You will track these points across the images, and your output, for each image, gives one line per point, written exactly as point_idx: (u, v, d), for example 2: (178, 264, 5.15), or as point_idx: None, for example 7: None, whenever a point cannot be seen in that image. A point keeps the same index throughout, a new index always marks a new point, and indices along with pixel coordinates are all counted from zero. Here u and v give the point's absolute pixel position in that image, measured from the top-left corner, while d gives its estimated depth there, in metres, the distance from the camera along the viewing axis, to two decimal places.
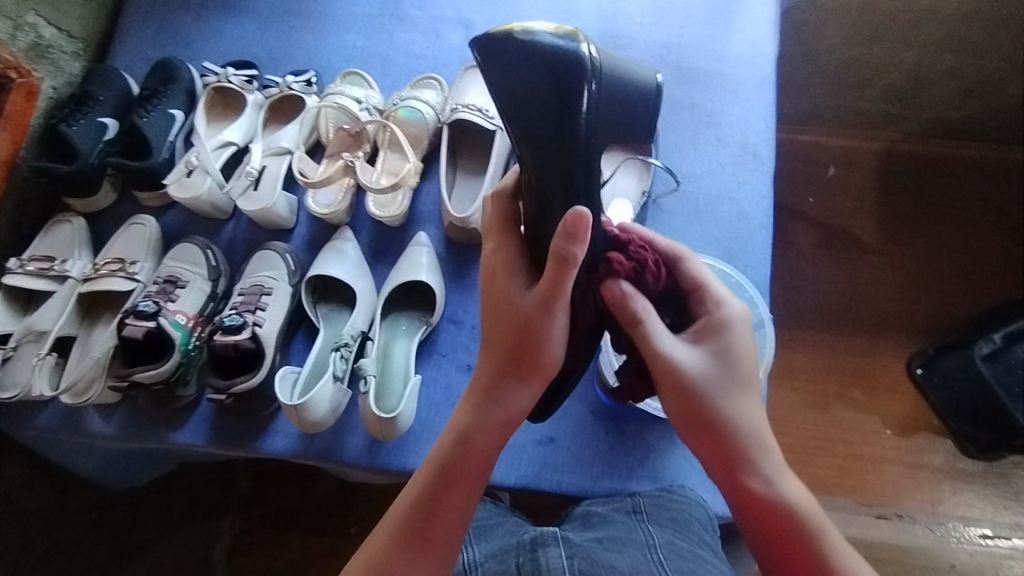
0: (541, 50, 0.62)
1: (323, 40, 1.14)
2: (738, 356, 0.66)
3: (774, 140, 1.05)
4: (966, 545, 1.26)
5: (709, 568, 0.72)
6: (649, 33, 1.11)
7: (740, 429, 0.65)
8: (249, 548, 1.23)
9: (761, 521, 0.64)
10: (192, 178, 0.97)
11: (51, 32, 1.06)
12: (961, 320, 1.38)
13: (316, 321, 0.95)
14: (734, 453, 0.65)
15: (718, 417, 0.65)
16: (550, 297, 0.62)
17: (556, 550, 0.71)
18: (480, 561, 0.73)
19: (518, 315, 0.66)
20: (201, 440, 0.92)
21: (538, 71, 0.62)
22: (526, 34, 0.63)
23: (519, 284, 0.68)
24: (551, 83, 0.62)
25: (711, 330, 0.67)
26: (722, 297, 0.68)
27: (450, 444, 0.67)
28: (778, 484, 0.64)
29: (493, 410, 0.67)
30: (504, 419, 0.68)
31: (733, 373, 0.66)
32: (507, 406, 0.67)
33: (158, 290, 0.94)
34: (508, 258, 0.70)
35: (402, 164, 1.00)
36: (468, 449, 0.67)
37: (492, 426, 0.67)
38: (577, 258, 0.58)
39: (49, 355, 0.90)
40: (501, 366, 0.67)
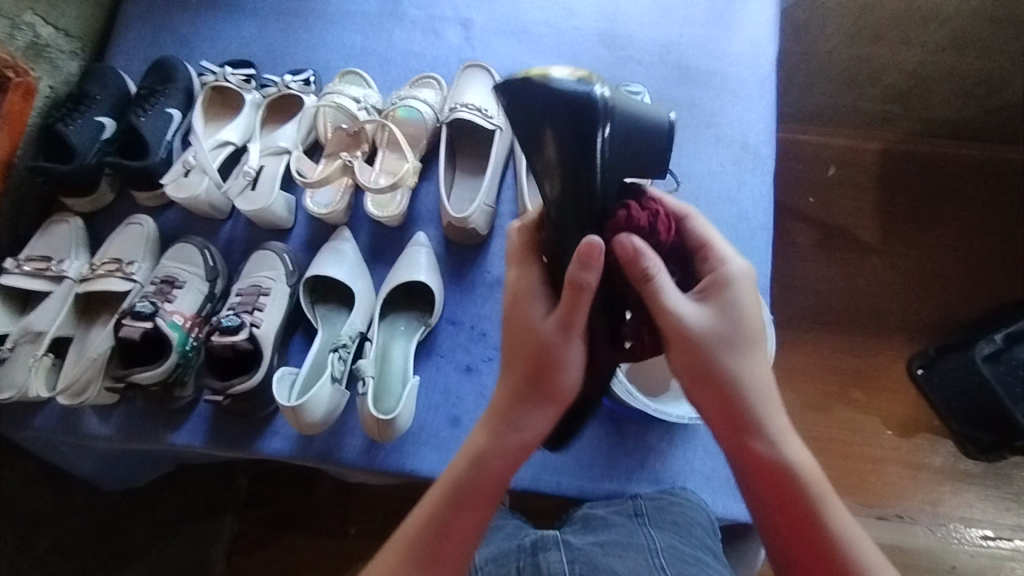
0: (561, 96, 0.57)
1: (321, 39, 1.13)
2: (745, 314, 0.64)
3: (775, 140, 1.05)
4: (967, 546, 1.25)
5: (710, 571, 0.72)
6: (648, 32, 1.11)
7: (746, 388, 0.64)
8: (248, 549, 1.23)
9: (764, 481, 0.65)
10: (189, 178, 0.97)
11: (48, 31, 1.06)
12: (963, 320, 1.38)
13: (314, 322, 0.94)
14: (740, 413, 0.65)
15: (726, 377, 0.64)
16: (568, 325, 0.61)
17: (557, 554, 0.72)
18: (481, 564, 0.73)
19: (535, 341, 0.64)
20: (199, 442, 0.92)
21: (559, 116, 0.58)
22: (545, 76, 0.58)
23: (539, 305, 0.65)
24: (573, 127, 0.58)
25: (720, 285, 0.65)
26: (728, 253, 0.66)
27: (464, 466, 0.67)
28: (782, 446, 0.65)
29: (509, 436, 0.66)
30: (518, 445, 0.66)
31: (742, 331, 0.64)
32: (523, 431, 0.66)
33: (155, 290, 0.93)
34: (531, 283, 0.66)
35: (401, 164, 1.00)
36: (481, 473, 0.66)
37: (505, 450, 0.66)
38: (591, 286, 0.57)
39: (45, 356, 0.90)
40: (519, 390, 0.66)
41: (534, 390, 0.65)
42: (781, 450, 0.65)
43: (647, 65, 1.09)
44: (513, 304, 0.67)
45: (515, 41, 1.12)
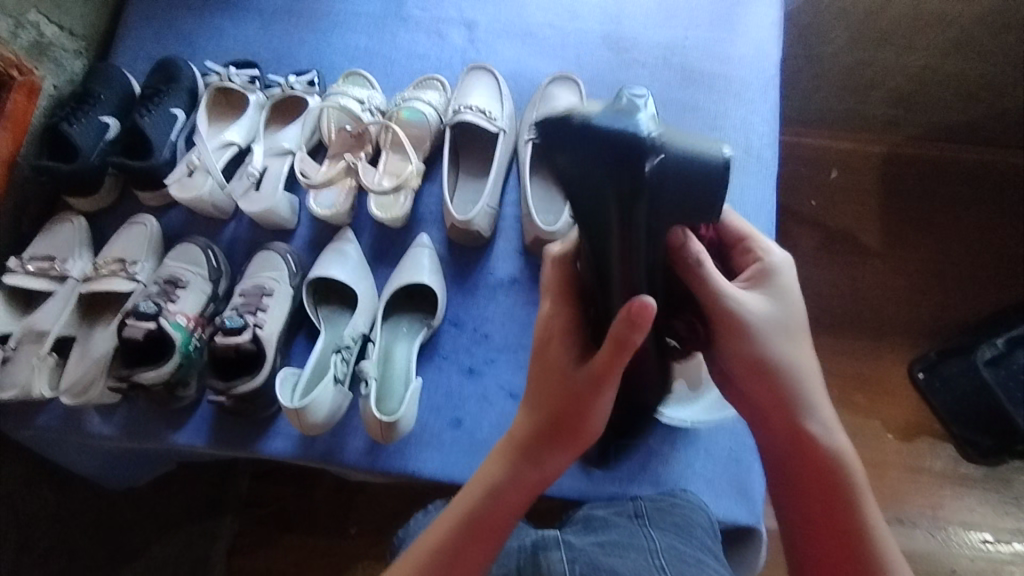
0: (597, 134, 0.47)
1: (325, 40, 1.13)
2: (790, 300, 0.67)
3: (778, 143, 1.05)
4: (967, 550, 1.25)
5: (712, 572, 0.71)
6: (652, 35, 1.11)
7: (796, 370, 0.66)
8: (248, 548, 1.24)
9: (806, 462, 0.66)
10: (193, 178, 0.97)
11: (52, 30, 1.06)
12: (964, 324, 1.38)
13: (317, 323, 0.94)
14: (790, 394, 0.65)
15: (776, 359, 0.65)
16: (602, 377, 0.60)
17: (558, 554, 0.71)
18: None
19: (563, 380, 0.64)
20: (201, 442, 0.92)
21: (595, 155, 0.48)
22: (577, 113, 0.48)
23: (572, 344, 0.64)
24: (610, 164, 0.48)
25: (766, 274, 0.68)
26: (770, 246, 0.70)
27: (481, 496, 0.66)
28: (827, 427, 0.66)
29: (531, 470, 0.66)
30: (538, 480, 0.66)
31: (793, 314, 0.67)
32: (545, 469, 0.66)
33: (158, 291, 0.93)
34: (563, 318, 0.65)
35: (404, 165, 1.00)
36: (502, 505, 0.65)
37: (525, 484, 0.66)
38: (635, 346, 0.55)
39: (49, 355, 0.91)
40: (543, 428, 0.65)
41: (558, 430, 0.64)
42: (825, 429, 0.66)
43: (651, 68, 1.09)
44: (546, 342, 0.65)
45: (519, 43, 1.12)
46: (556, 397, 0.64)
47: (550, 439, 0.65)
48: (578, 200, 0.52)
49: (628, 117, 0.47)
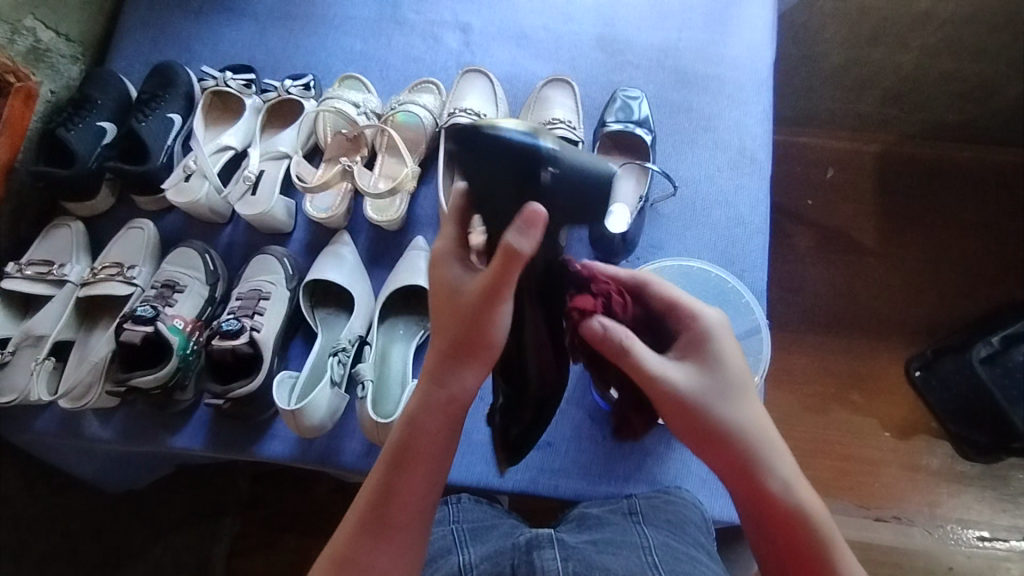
0: (510, 146, 0.57)
1: (321, 44, 1.14)
2: (725, 363, 0.64)
3: (772, 143, 1.05)
4: (965, 548, 1.26)
5: (704, 569, 0.72)
6: (646, 37, 1.11)
7: (744, 435, 0.62)
8: (247, 552, 1.23)
9: (775, 526, 0.62)
10: (190, 182, 0.97)
11: (49, 36, 1.06)
12: (960, 322, 1.39)
13: (314, 325, 0.95)
14: (741, 458, 0.62)
15: (722, 425, 0.62)
16: (487, 287, 0.58)
17: (551, 552, 0.70)
18: (476, 563, 0.73)
19: (452, 298, 0.62)
20: (199, 445, 0.92)
21: (507, 161, 0.57)
22: (492, 128, 0.57)
23: (462, 268, 0.63)
24: (522, 168, 0.58)
25: (698, 340, 0.64)
26: (698, 304, 0.67)
27: (400, 430, 0.64)
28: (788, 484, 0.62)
29: (440, 390, 0.63)
30: (449, 400, 0.64)
31: (726, 382, 0.63)
32: (453, 387, 0.63)
33: (156, 294, 0.94)
34: (449, 250, 0.64)
35: (400, 168, 1.00)
36: (419, 430, 0.63)
37: (439, 407, 0.64)
38: (525, 256, 0.55)
39: (47, 360, 0.90)
40: (445, 353, 0.63)
41: (459, 350, 0.62)
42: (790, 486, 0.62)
43: (645, 70, 1.10)
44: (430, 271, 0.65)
45: (514, 46, 1.12)
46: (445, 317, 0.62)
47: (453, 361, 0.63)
48: (489, 197, 0.60)
49: (538, 136, 0.57)
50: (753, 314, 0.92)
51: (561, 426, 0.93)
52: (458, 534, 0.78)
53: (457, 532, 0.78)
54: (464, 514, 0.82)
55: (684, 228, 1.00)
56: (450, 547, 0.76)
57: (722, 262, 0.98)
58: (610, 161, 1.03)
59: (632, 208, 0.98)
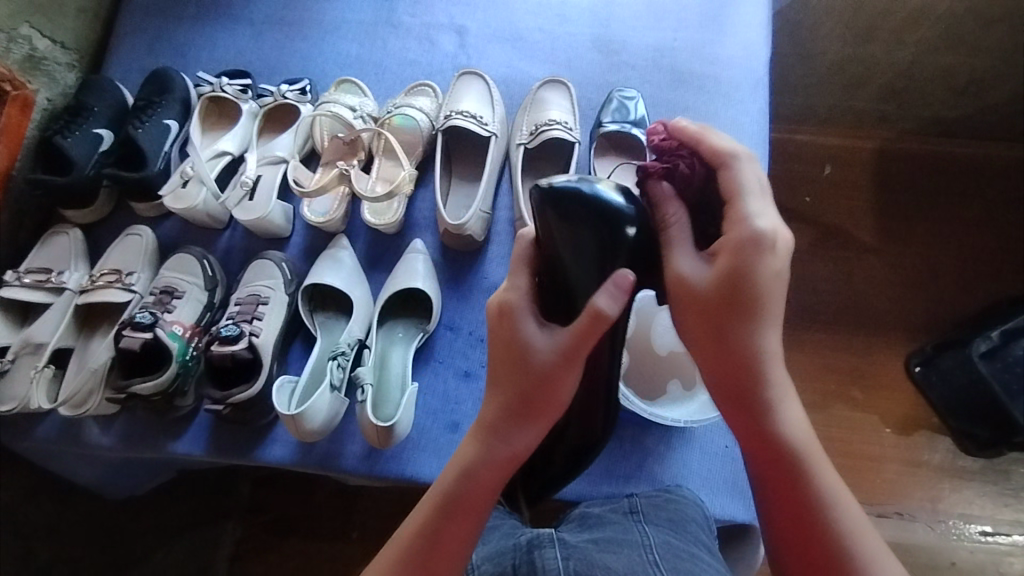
0: (583, 200, 0.59)
1: (317, 48, 1.14)
2: (772, 278, 0.58)
3: (768, 142, 1.05)
4: (966, 543, 1.26)
5: (706, 567, 0.72)
6: (642, 37, 1.12)
7: (763, 359, 0.59)
8: (250, 555, 1.23)
9: (767, 455, 0.62)
10: (187, 189, 0.97)
11: (45, 44, 1.06)
12: (959, 318, 1.39)
13: (313, 329, 0.95)
14: (750, 379, 0.60)
15: (743, 344, 0.59)
16: (572, 351, 0.59)
17: (552, 551, 0.70)
18: (479, 563, 0.73)
19: (523, 355, 0.61)
20: (199, 450, 0.92)
21: (585, 220, 0.59)
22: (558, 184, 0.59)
23: (534, 325, 0.62)
24: (596, 226, 0.59)
25: (746, 245, 0.57)
26: (757, 208, 0.58)
27: (454, 479, 0.64)
28: (791, 420, 0.61)
29: (497, 445, 0.63)
30: (509, 458, 0.63)
31: (763, 300, 0.58)
32: (514, 444, 0.63)
33: (155, 301, 0.94)
34: (522, 301, 0.62)
35: (397, 171, 1.01)
36: (472, 481, 0.63)
37: (498, 463, 0.63)
38: (612, 318, 0.57)
39: (46, 368, 0.91)
40: (510, 408, 0.62)
41: (526, 409, 0.62)
42: (791, 421, 0.61)
43: (641, 70, 1.10)
44: (499, 321, 0.62)
45: (509, 47, 1.12)
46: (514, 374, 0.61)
47: (517, 420, 0.62)
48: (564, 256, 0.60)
49: (601, 189, 0.60)
50: None
51: None
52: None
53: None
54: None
55: None
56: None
57: None
58: (606, 161, 1.04)
59: None
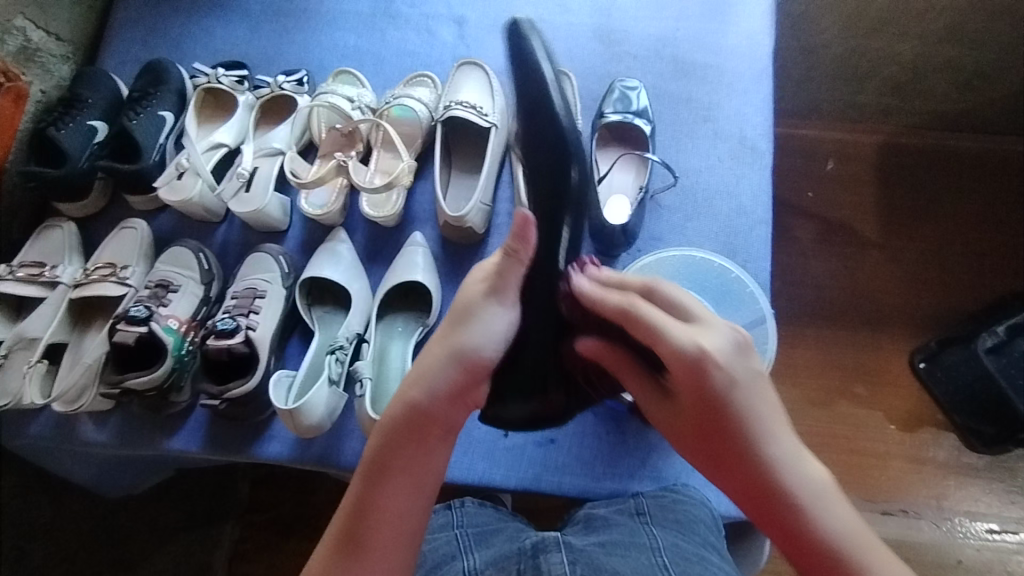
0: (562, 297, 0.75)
1: (314, 40, 1.12)
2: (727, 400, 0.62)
3: (772, 133, 1.04)
4: (973, 541, 1.24)
5: (715, 569, 0.71)
6: (644, 27, 1.10)
7: (768, 432, 0.63)
8: (248, 556, 1.22)
9: (807, 559, 0.61)
10: (183, 181, 0.95)
11: (39, 35, 1.05)
12: (963, 314, 1.37)
13: (311, 324, 0.93)
14: (769, 495, 0.62)
15: (751, 458, 0.62)
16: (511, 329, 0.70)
17: (558, 556, 0.69)
18: (482, 568, 0.71)
19: (483, 379, 0.67)
20: (196, 447, 0.91)
21: (524, 384, 0.76)
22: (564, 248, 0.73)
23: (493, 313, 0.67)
24: (540, 382, 0.76)
25: (689, 372, 0.62)
26: (680, 329, 0.63)
27: (381, 442, 0.65)
28: (828, 519, 0.61)
29: (431, 430, 0.65)
30: (442, 425, 0.66)
31: (737, 415, 0.62)
32: (445, 415, 0.66)
33: (150, 294, 0.92)
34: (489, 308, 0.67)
35: (396, 163, 0.99)
36: (407, 464, 0.64)
37: (422, 426, 0.65)
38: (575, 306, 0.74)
39: (39, 363, 0.89)
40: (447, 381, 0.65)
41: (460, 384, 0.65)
42: (830, 520, 0.61)
43: (642, 61, 1.08)
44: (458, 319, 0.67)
45: None
46: (455, 360, 0.65)
47: (451, 400, 0.66)
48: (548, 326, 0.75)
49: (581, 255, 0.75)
50: (758, 304, 0.90)
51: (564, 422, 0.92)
52: (462, 539, 0.76)
53: (460, 536, 0.77)
54: (467, 518, 0.80)
55: (685, 219, 0.99)
56: (453, 553, 0.74)
57: (725, 254, 0.97)
58: (608, 153, 1.04)
59: (631, 201, 0.99)
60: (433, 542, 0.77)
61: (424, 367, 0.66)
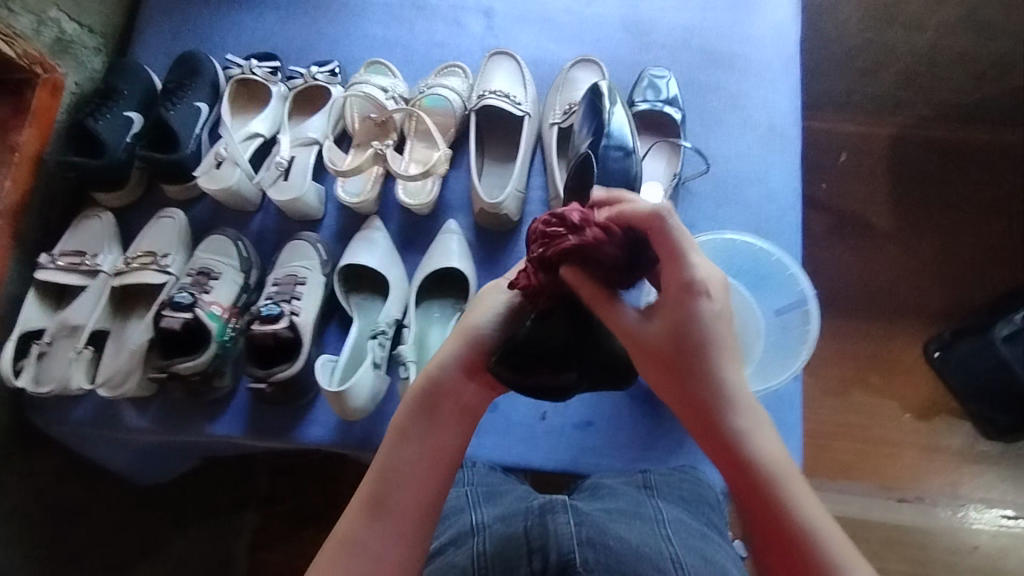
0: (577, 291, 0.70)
1: (344, 31, 1.13)
2: (709, 294, 0.62)
3: (801, 121, 1.05)
4: (988, 527, 1.26)
5: (716, 545, 0.75)
6: (671, 17, 1.11)
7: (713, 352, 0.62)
8: (270, 545, 1.26)
9: (733, 472, 0.61)
10: (221, 170, 0.97)
11: (72, 27, 1.06)
12: (978, 303, 1.39)
13: (350, 310, 0.94)
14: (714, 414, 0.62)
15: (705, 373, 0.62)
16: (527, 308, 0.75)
17: (564, 517, 0.69)
18: (490, 522, 0.76)
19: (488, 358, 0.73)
20: (238, 431, 0.93)
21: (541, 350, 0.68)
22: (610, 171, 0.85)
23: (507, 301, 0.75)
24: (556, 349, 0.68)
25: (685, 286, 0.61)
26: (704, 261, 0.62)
27: (405, 412, 0.70)
28: (762, 444, 0.61)
29: (447, 405, 0.70)
30: (461, 405, 0.70)
31: (711, 343, 0.62)
32: (461, 393, 0.71)
33: (192, 282, 0.93)
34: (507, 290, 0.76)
35: (431, 153, 1.01)
36: (425, 438, 0.68)
37: (440, 399, 0.70)
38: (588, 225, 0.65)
39: (85, 349, 0.91)
40: (465, 362, 0.71)
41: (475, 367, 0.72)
42: (765, 453, 0.60)
43: (671, 51, 1.09)
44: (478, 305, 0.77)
45: (538, 29, 1.12)
46: (469, 342, 0.72)
47: (464, 377, 0.71)
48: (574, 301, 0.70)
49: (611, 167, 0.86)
50: (800, 283, 0.88)
51: (600, 406, 0.93)
52: (473, 496, 0.82)
53: (471, 493, 0.82)
54: (477, 478, 0.85)
55: (717, 206, 1.00)
56: (463, 507, 0.80)
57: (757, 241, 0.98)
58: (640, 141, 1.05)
59: (664, 187, 1.00)
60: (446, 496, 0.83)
61: (443, 349, 0.73)
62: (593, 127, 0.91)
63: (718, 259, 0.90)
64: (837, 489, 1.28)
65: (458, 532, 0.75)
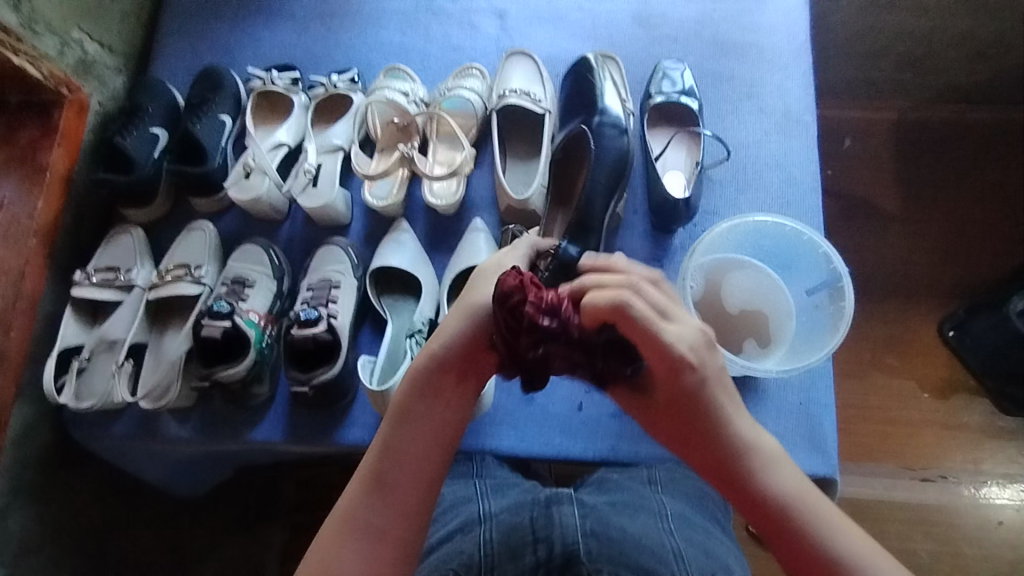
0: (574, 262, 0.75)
1: (361, 39, 1.15)
2: (693, 355, 0.58)
3: (816, 105, 1.06)
4: (1012, 502, 1.27)
5: (717, 539, 0.78)
6: (682, 9, 1.13)
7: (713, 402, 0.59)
8: (299, 555, 1.24)
9: (757, 518, 0.59)
10: (251, 180, 0.98)
11: (94, 48, 1.08)
12: (991, 279, 1.40)
13: (383, 311, 0.96)
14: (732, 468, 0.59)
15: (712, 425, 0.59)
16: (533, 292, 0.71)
17: (569, 509, 0.74)
18: (498, 511, 0.76)
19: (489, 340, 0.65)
20: (279, 437, 0.94)
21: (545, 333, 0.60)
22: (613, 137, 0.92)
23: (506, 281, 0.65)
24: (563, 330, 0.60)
25: (666, 362, 0.58)
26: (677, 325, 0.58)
27: (405, 391, 0.65)
28: (780, 484, 0.58)
29: (451, 385, 0.65)
30: (461, 385, 0.66)
31: (707, 402, 0.59)
32: (465, 372, 0.66)
33: (227, 291, 0.95)
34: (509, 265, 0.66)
35: (454, 155, 1.03)
36: (428, 418, 0.64)
37: (443, 378, 0.65)
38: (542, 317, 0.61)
39: (126, 363, 0.92)
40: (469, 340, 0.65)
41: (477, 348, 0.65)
42: (785, 486, 0.58)
43: (683, 43, 1.11)
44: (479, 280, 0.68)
45: (551, 28, 1.14)
46: (473, 320, 0.65)
47: (470, 356, 0.65)
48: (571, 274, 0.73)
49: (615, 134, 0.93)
50: (834, 262, 0.89)
51: None
52: (481, 487, 0.83)
53: (480, 484, 0.83)
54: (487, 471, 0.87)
55: (738, 192, 1.02)
56: (471, 497, 0.81)
57: None
58: (659, 133, 1.06)
59: (687, 176, 1.02)
60: (451, 488, 0.84)
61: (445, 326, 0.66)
62: (583, 104, 0.99)
63: (747, 245, 0.95)
64: (861, 471, 1.29)
65: (466, 518, 0.76)
